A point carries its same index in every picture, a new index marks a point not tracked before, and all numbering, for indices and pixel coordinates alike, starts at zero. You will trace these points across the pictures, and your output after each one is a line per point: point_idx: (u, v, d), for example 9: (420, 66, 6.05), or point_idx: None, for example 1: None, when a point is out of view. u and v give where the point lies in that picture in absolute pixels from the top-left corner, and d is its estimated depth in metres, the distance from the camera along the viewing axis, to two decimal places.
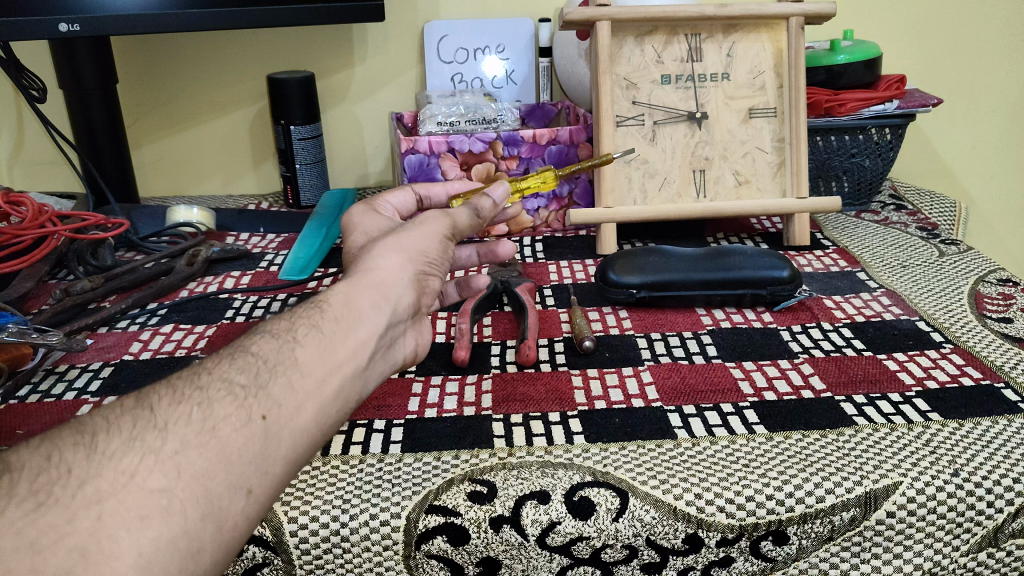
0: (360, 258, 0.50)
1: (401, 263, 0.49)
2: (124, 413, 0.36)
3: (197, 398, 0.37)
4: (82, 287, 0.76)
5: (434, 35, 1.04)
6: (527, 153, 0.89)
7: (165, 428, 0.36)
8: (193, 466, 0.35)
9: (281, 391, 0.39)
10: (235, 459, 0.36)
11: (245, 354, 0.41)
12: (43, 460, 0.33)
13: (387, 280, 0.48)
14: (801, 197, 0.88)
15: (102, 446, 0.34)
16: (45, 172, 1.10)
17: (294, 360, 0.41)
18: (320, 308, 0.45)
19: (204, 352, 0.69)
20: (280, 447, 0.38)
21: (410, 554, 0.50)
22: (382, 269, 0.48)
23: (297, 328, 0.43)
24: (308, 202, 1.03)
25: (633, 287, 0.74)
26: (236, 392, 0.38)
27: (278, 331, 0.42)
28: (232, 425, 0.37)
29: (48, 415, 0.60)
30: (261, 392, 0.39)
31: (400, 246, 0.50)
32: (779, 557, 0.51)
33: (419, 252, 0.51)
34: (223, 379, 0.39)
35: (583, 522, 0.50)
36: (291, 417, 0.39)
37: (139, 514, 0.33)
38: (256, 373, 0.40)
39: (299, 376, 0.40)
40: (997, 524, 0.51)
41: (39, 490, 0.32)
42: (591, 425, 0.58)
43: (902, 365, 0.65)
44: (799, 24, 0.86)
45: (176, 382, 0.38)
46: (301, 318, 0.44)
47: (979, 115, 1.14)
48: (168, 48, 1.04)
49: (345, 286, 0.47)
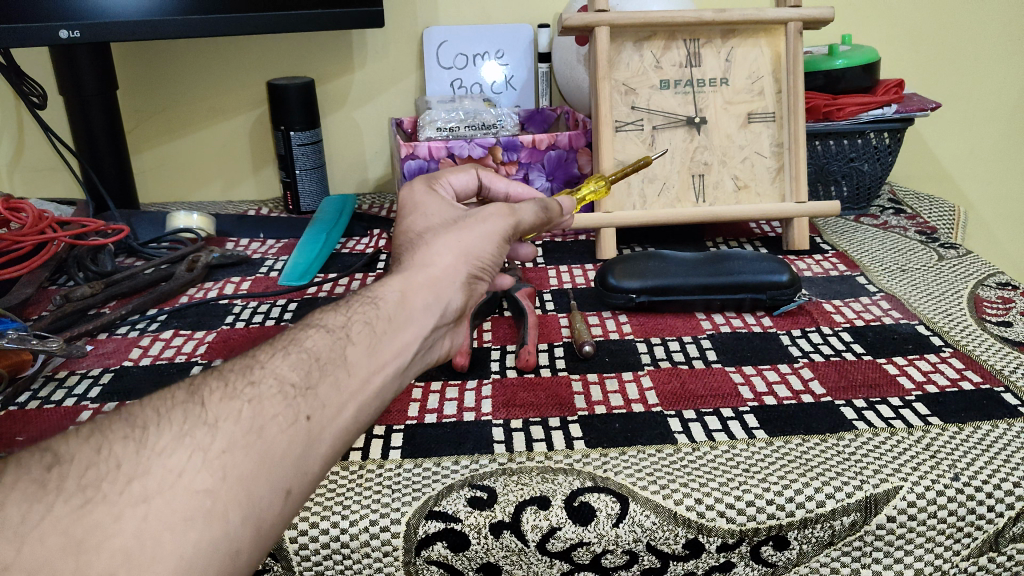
0: (418, 244, 0.51)
1: (457, 262, 0.50)
2: (174, 406, 0.37)
3: (248, 395, 0.38)
4: (82, 294, 0.76)
5: (434, 41, 1.04)
6: (527, 159, 0.89)
7: (215, 425, 0.36)
8: (237, 467, 0.35)
9: (327, 392, 0.40)
10: (275, 462, 0.36)
11: (298, 350, 0.41)
12: (93, 453, 0.34)
13: (438, 279, 0.48)
14: (800, 202, 0.88)
15: (151, 441, 0.35)
16: (44, 179, 1.10)
17: (343, 358, 0.41)
18: (374, 303, 0.45)
19: (204, 358, 0.69)
20: (321, 448, 0.38)
21: (410, 560, 0.50)
22: (438, 267, 0.49)
23: (352, 330, 0.43)
24: (309, 208, 1.03)
25: (634, 292, 0.74)
26: (287, 390, 0.39)
27: (333, 326, 0.43)
28: (279, 425, 0.37)
29: (47, 422, 0.60)
30: (310, 393, 0.39)
31: (460, 244, 0.50)
32: (779, 562, 0.51)
33: (477, 255, 0.51)
34: (276, 375, 0.39)
35: (583, 528, 0.50)
36: (331, 419, 0.39)
37: (183, 516, 0.33)
38: (308, 372, 0.40)
39: (346, 376, 0.41)
40: (997, 528, 0.51)
41: (86, 486, 0.32)
42: (590, 430, 0.58)
43: (902, 369, 0.65)
44: (798, 29, 0.87)
45: (228, 375, 0.39)
46: (356, 313, 0.44)
47: (978, 119, 1.14)
48: (169, 53, 1.04)
49: (400, 281, 0.48)
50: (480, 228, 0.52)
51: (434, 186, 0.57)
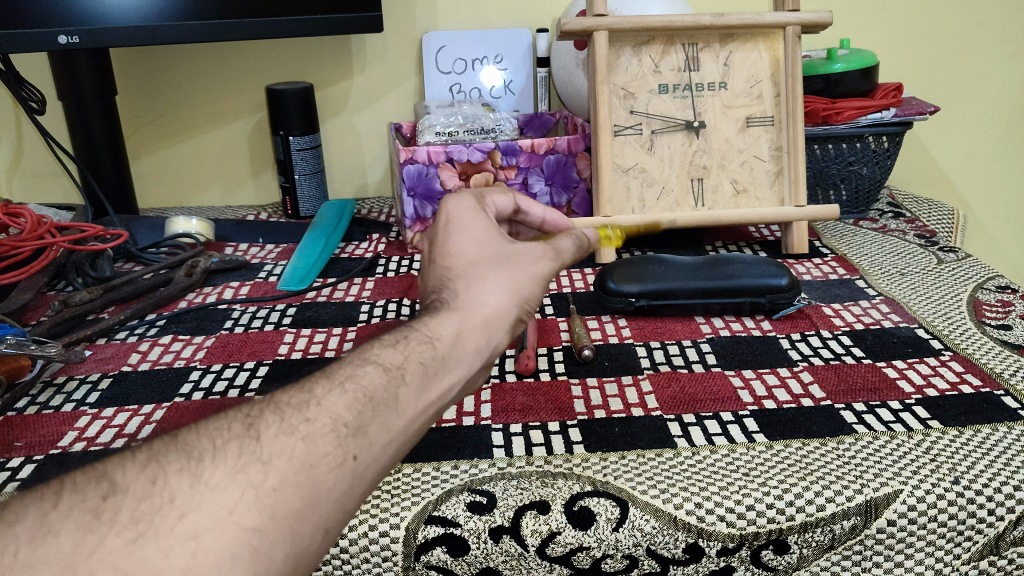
0: (473, 277, 0.47)
1: (509, 302, 0.46)
2: (231, 437, 0.35)
3: (303, 431, 0.36)
4: (81, 299, 0.76)
5: (433, 46, 1.04)
6: (526, 163, 0.90)
7: (269, 461, 0.34)
8: (286, 506, 0.33)
9: (377, 431, 0.37)
10: (322, 500, 0.34)
11: (353, 386, 0.39)
12: (148, 484, 0.32)
13: (493, 321, 0.45)
14: (800, 206, 0.88)
15: (206, 475, 0.33)
16: (44, 184, 1.10)
17: (396, 399, 0.39)
18: (432, 342, 0.42)
19: (203, 363, 0.69)
20: (365, 489, 0.36)
21: (410, 565, 0.50)
22: (493, 307, 0.45)
23: (406, 369, 0.40)
24: (308, 213, 1.03)
25: (633, 295, 0.74)
26: (339, 429, 0.36)
27: (390, 366, 0.40)
28: (327, 465, 0.35)
29: (46, 428, 0.60)
30: (360, 433, 0.37)
31: (515, 286, 0.47)
32: (780, 567, 0.51)
33: (532, 297, 0.47)
34: (330, 414, 0.37)
35: (583, 533, 0.50)
36: (377, 457, 0.37)
37: (229, 555, 0.31)
38: (361, 412, 0.37)
39: (395, 416, 0.38)
40: (997, 532, 0.51)
41: (139, 519, 0.31)
42: (590, 435, 0.58)
43: (902, 372, 0.65)
44: (796, 33, 0.87)
45: (284, 410, 0.37)
46: (411, 351, 0.42)
47: (977, 122, 1.14)
48: (167, 62, 1.04)
49: (454, 315, 0.44)
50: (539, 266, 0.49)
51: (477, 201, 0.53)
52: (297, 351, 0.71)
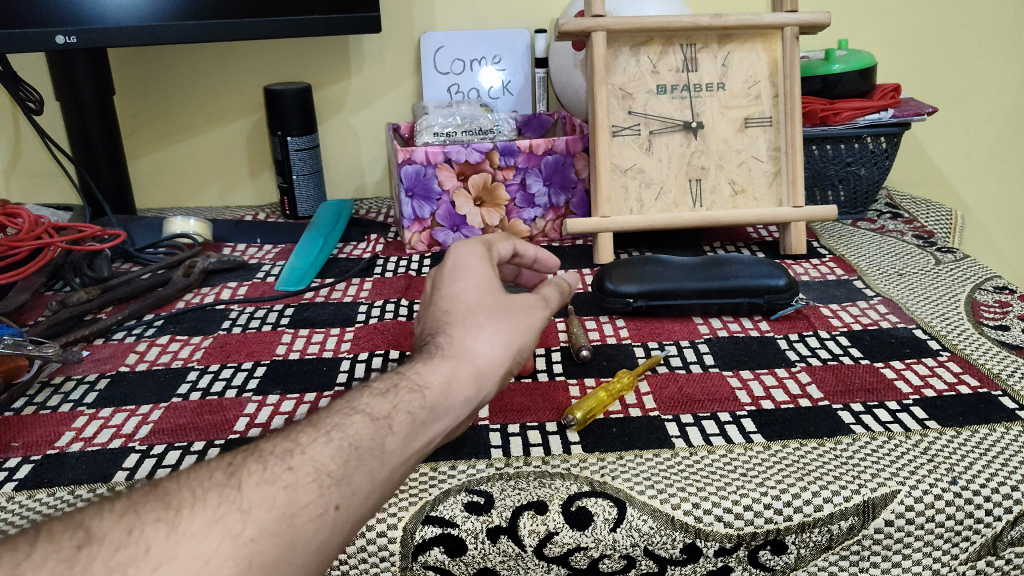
0: (468, 323, 0.49)
1: (501, 352, 0.48)
2: (210, 487, 0.38)
3: (286, 480, 0.39)
4: (78, 299, 0.76)
5: (431, 46, 1.04)
6: (524, 164, 0.89)
7: (248, 511, 0.37)
8: (263, 555, 0.36)
9: (360, 480, 0.40)
10: (299, 549, 0.37)
11: (338, 435, 0.41)
12: (124, 534, 0.35)
13: (483, 371, 0.47)
14: (798, 207, 0.88)
15: (183, 525, 0.36)
16: (41, 184, 1.10)
17: (381, 448, 0.42)
18: (420, 391, 0.45)
19: (200, 363, 0.69)
20: (342, 538, 0.39)
21: (407, 566, 0.50)
22: (484, 356, 0.48)
23: (394, 420, 0.43)
24: (306, 213, 1.03)
25: (631, 296, 0.74)
26: (322, 478, 0.39)
27: (377, 415, 0.43)
28: (309, 514, 0.38)
29: (44, 428, 0.60)
30: (344, 483, 0.39)
31: (507, 336, 0.49)
32: (777, 567, 0.51)
33: (520, 346, 0.49)
34: (313, 463, 0.40)
35: (580, 533, 0.50)
36: (358, 506, 0.40)
37: None
38: (345, 461, 0.40)
39: (379, 466, 0.41)
40: (996, 532, 0.51)
41: (114, 569, 0.33)
42: (588, 435, 0.58)
43: (900, 373, 0.65)
44: (794, 34, 0.87)
45: (267, 458, 0.40)
46: (400, 400, 0.44)
47: (974, 123, 1.14)
48: (166, 61, 1.04)
49: (446, 362, 0.47)
50: (530, 315, 0.51)
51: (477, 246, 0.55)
52: (295, 351, 0.71)
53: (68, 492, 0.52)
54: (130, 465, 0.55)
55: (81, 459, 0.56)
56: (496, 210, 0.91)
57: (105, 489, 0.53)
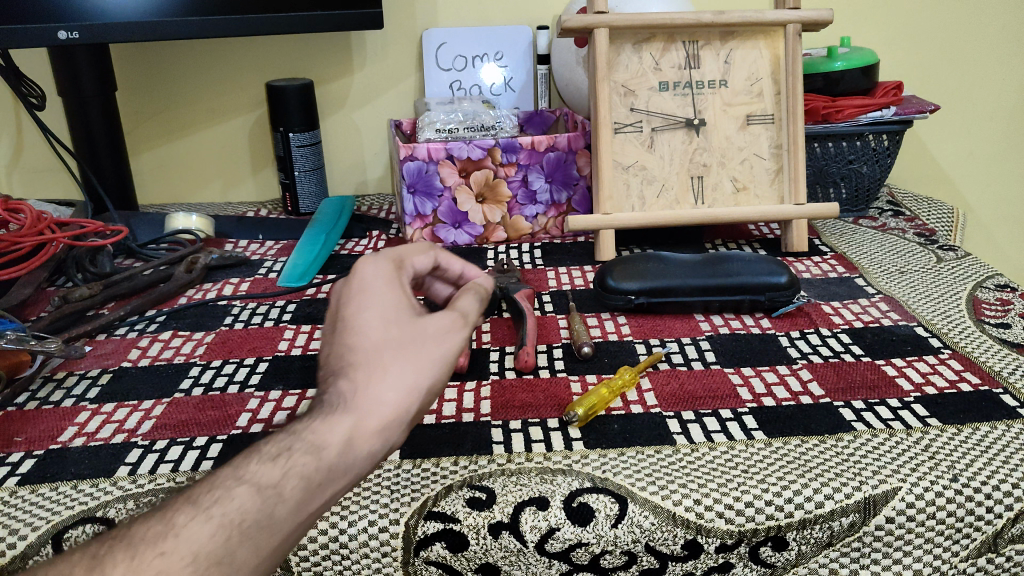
0: (371, 363, 0.40)
1: (411, 394, 0.40)
2: None
3: (158, 566, 0.34)
4: (81, 294, 0.76)
5: (433, 43, 1.04)
6: (526, 160, 0.89)
7: None
8: None
9: (246, 556, 0.36)
10: None
11: (216, 509, 0.36)
12: None
13: (390, 422, 0.39)
14: (799, 204, 0.88)
15: None
16: (44, 180, 1.10)
17: (269, 521, 0.37)
18: (316, 452, 0.38)
19: (203, 359, 0.69)
20: None
21: (409, 561, 0.50)
22: (390, 404, 0.39)
23: (284, 487, 0.37)
24: (307, 210, 1.03)
25: (633, 293, 0.74)
26: (198, 560, 0.35)
27: (262, 484, 0.37)
28: None
29: (46, 422, 0.60)
30: (227, 560, 0.35)
31: (418, 375, 0.40)
32: (778, 563, 0.51)
33: (436, 383, 0.40)
34: (188, 545, 0.35)
35: (582, 529, 0.50)
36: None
37: None
38: (226, 538, 0.36)
39: (268, 537, 0.37)
40: (996, 529, 0.51)
41: None
42: (589, 431, 0.58)
43: (901, 370, 0.65)
44: (796, 31, 0.87)
45: (136, 544, 0.35)
46: (292, 463, 0.38)
47: (977, 121, 1.14)
48: (168, 56, 1.04)
49: (344, 415, 0.39)
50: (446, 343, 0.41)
51: (383, 263, 0.44)
52: (297, 347, 0.71)
53: (71, 486, 0.53)
54: (133, 460, 0.55)
55: (84, 454, 0.56)
56: (497, 207, 0.91)
57: (108, 483, 0.53)
